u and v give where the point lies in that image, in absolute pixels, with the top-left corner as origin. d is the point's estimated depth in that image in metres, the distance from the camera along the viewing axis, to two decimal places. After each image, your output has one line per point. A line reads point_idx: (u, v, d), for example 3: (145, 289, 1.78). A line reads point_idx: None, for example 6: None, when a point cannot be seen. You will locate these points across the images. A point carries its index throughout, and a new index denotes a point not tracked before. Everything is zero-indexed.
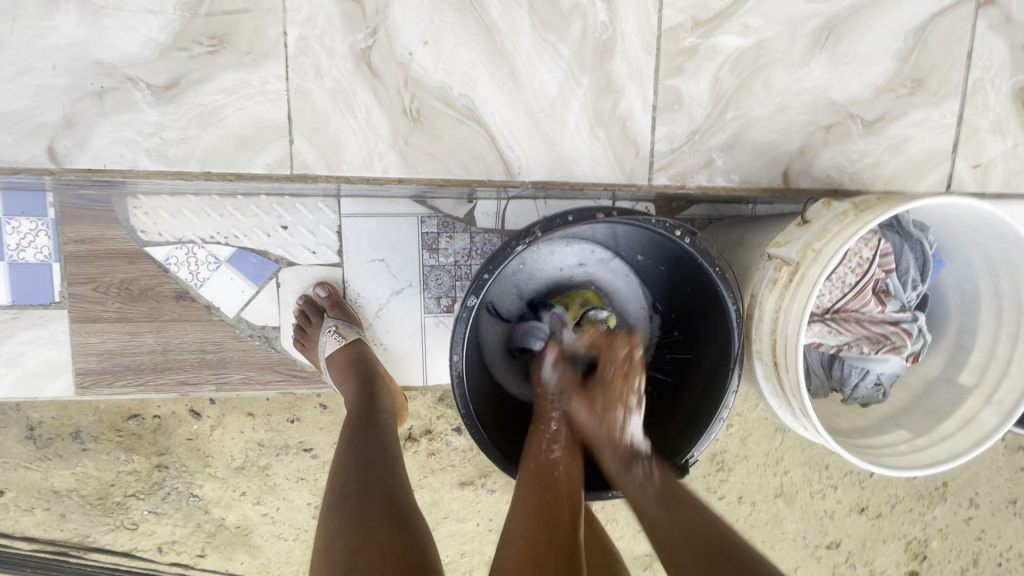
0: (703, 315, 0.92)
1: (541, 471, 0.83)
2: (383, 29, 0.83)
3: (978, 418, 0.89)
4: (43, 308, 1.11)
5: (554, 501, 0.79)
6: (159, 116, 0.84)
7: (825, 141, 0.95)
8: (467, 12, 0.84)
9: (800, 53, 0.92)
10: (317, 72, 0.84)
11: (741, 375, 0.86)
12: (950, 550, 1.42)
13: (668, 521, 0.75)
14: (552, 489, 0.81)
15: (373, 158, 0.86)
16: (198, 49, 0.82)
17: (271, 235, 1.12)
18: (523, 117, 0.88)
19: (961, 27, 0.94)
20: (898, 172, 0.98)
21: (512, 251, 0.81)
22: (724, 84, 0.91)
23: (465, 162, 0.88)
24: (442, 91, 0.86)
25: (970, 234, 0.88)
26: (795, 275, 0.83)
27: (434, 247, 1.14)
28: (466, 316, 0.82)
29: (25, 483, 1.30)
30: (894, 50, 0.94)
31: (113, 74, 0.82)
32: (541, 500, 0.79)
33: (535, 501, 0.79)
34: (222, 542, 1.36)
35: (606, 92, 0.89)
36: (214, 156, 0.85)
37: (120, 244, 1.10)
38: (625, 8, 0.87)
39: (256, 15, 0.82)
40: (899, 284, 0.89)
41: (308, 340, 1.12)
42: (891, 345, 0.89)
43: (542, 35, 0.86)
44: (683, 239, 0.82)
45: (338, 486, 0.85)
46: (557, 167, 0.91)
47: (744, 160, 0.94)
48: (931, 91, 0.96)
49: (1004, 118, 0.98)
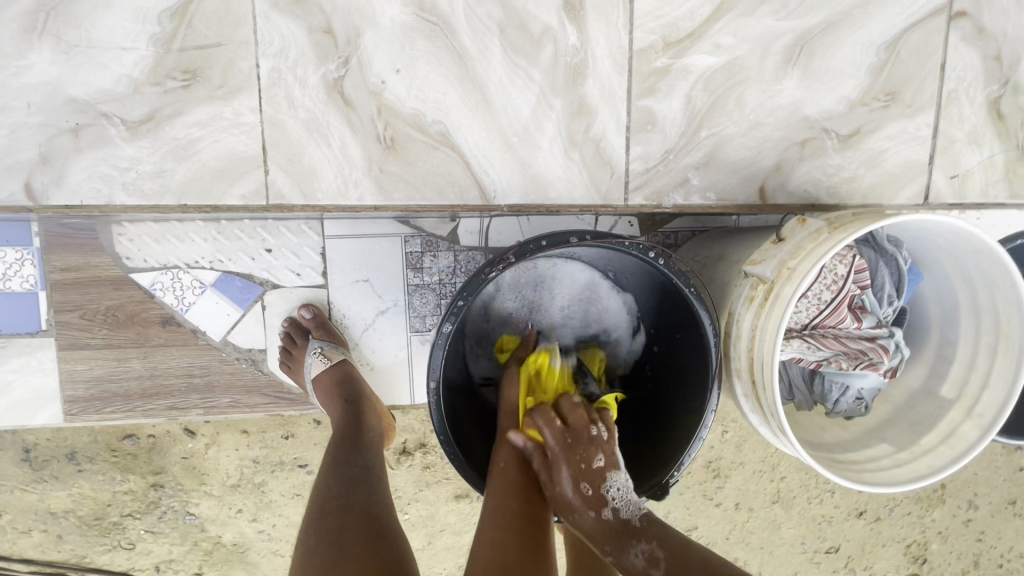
0: (682, 334, 0.92)
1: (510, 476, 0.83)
2: (355, 58, 0.84)
3: (959, 431, 0.89)
4: (31, 336, 1.12)
5: (525, 517, 0.80)
6: (134, 150, 0.84)
7: (801, 157, 0.96)
8: (437, 39, 0.85)
9: (772, 71, 0.92)
10: (290, 103, 0.85)
11: (719, 393, 0.86)
12: (950, 552, 1.42)
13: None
14: (519, 498, 0.82)
15: (348, 185, 0.87)
16: (172, 84, 0.83)
17: (255, 259, 1.13)
18: (498, 142, 0.89)
19: (934, 40, 0.95)
20: (875, 185, 0.98)
21: (487, 277, 0.81)
22: (697, 103, 0.92)
23: (440, 187, 0.89)
24: (416, 117, 0.87)
25: (946, 248, 0.88)
26: (770, 294, 0.84)
27: (418, 266, 1.15)
28: (442, 342, 0.83)
29: (21, 506, 1.30)
30: (867, 64, 0.94)
31: (88, 110, 0.83)
32: (511, 513, 0.79)
33: (506, 516, 0.79)
34: (220, 559, 1.36)
35: (580, 114, 0.90)
36: (191, 188, 0.86)
37: (106, 271, 1.11)
38: (596, 31, 0.88)
39: (228, 48, 0.83)
40: (875, 300, 0.89)
41: (293, 362, 1.13)
42: (869, 361, 0.88)
43: (513, 60, 0.87)
44: (657, 260, 0.83)
45: (318, 502, 0.86)
46: (532, 190, 0.91)
47: (720, 178, 0.94)
48: (905, 104, 0.96)
49: (980, 128, 0.98)
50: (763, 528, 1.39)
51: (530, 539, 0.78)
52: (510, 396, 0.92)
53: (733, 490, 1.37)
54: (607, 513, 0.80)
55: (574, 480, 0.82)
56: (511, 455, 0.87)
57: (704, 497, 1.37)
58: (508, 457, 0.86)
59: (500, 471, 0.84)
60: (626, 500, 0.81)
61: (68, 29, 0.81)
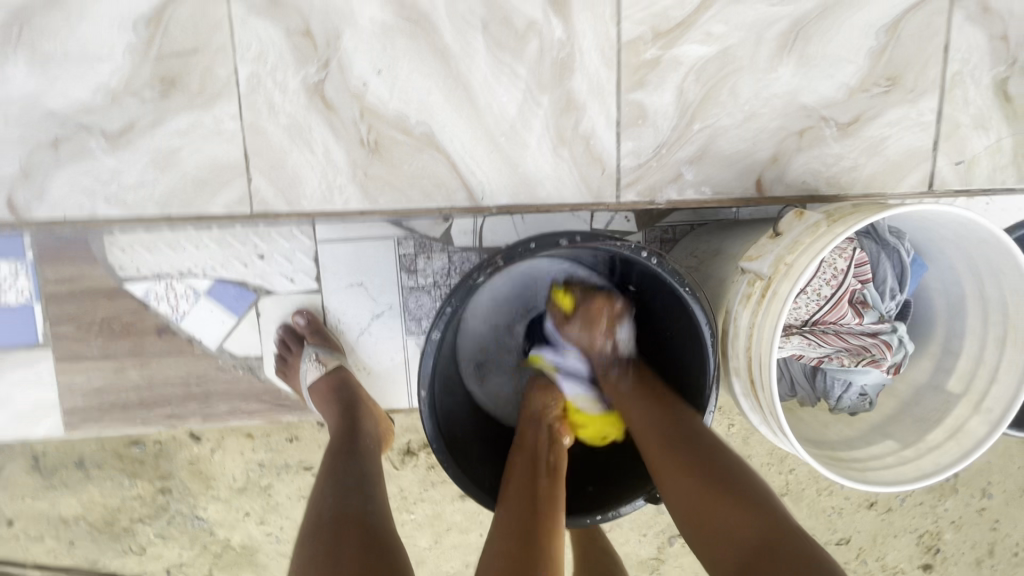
0: (678, 333, 0.90)
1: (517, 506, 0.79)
2: (335, 61, 0.82)
3: (967, 427, 0.86)
4: (28, 349, 1.12)
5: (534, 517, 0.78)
6: (115, 162, 0.83)
7: (799, 147, 0.93)
8: (419, 38, 0.83)
9: (766, 59, 0.89)
10: (270, 109, 0.83)
11: (719, 394, 0.85)
12: (964, 541, 1.38)
13: (651, 422, 0.85)
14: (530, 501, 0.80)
15: (333, 192, 0.85)
16: (149, 93, 0.82)
17: (248, 265, 1.12)
18: (484, 141, 0.87)
19: (936, 21, 0.91)
20: (876, 174, 0.95)
21: (475, 282, 0.79)
22: (690, 95, 0.89)
23: (428, 190, 0.87)
24: (400, 120, 0.85)
25: (951, 237, 0.85)
26: (768, 291, 0.81)
27: (412, 268, 1.13)
28: (432, 350, 0.82)
29: (34, 512, 1.31)
30: (866, 49, 0.91)
31: (66, 123, 0.82)
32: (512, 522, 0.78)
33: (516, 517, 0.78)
34: (229, 562, 1.36)
35: (568, 110, 0.87)
36: (173, 200, 0.85)
37: (100, 282, 1.10)
38: (582, 24, 0.85)
39: (205, 54, 0.81)
40: (877, 295, 0.86)
41: (289, 369, 1.12)
42: (872, 357, 0.85)
43: (498, 58, 0.85)
44: (650, 260, 0.80)
45: (313, 516, 0.84)
46: (521, 189, 0.89)
47: (715, 172, 0.92)
48: (907, 89, 0.93)
49: (986, 112, 0.95)
50: None
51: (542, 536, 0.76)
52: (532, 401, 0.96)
53: None
54: (615, 371, 0.93)
55: (583, 335, 0.94)
56: (523, 464, 0.86)
57: None
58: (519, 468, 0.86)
59: (513, 483, 0.83)
60: (627, 345, 0.94)
61: (43, 41, 0.80)
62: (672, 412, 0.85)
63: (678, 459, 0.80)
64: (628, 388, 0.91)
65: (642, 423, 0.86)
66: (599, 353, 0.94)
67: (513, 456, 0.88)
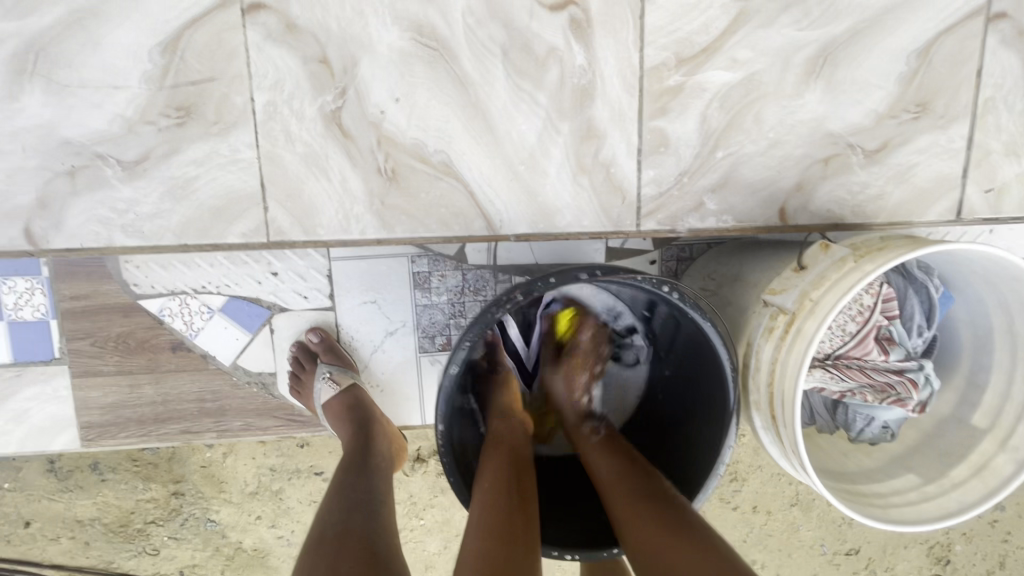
0: (698, 364, 0.89)
1: (487, 501, 0.76)
2: (352, 89, 0.81)
3: (993, 464, 0.85)
4: (44, 364, 1.13)
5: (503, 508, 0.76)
6: (131, 191, 0.83)
7: (824, 175, 0.90)
8: (438, 65, 0.81)
9: (792, 85, 0.87)
10: (287, 137, 0.82)
11: (739, 428, 0.82)
12: (974, 553, 1.36)
13: (616, 469, 0.83)
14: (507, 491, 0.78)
15: (350, 222, 0.84)
16: (165, 122, 0.81)
17: (262, 283, 1.11)
18: (503, 169, 0.85)
19: (970, 45, 0.88)
20: (903, 202, 0.92)
21: (492, 317, 0.78)
22: (713, 122, 0.87)
23: (444, 219, 0.86)
24: (417, 148, 0.84)
25: (981, 272, 0.83)
26: (791, 327, 0.79)
27: (426, 286, 1.12)
28: (447, 386, 0.80)
29: (49, 514, 1.33)
30: (896, 74, 0.88)
31: (82, 152, 0.82)
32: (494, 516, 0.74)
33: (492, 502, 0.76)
34: (241, 564, 1.37)
35: (588, 138, 0.86)
36: (189, 229, 0.84)
37: (115, 298, 1.10)
38: (604, 50, 0.83)
39: (221, 82, 0.80)
40: (903, 331, 0.86)
41: (303, 388, 1.11)
42: (897, 396, 0.84)
43: (518, 86, 0.83)
44: (671, 294, 0.78)
45: (317, 529, 0.83)
46: (540, 219, 0.87)
47: (737, 201, 0.90)
48: (937, 115, 0.90)
49: (1018, 139, 0.92)
50: (780, 530, 1.35)
51: (511, 533, 0.73)
52: (501, 398, 0.93)
53: (751, 494, 1.33)
54: (590, 426, 0.93)
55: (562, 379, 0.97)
56: (500, 454, 0.84)
57: (721, 501, 1.34)
58: (498, 456, 0.83)
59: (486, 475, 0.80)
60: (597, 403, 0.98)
61: (59, 69, 0.79)
62: (640, 473, 0.82)
63: (644, 508, 0.76)
64: (597, 442, 0.89)
65: (608, 471, 0.84)
66: (577, 408, 0.96)
67: (489, 446, 0.85)
